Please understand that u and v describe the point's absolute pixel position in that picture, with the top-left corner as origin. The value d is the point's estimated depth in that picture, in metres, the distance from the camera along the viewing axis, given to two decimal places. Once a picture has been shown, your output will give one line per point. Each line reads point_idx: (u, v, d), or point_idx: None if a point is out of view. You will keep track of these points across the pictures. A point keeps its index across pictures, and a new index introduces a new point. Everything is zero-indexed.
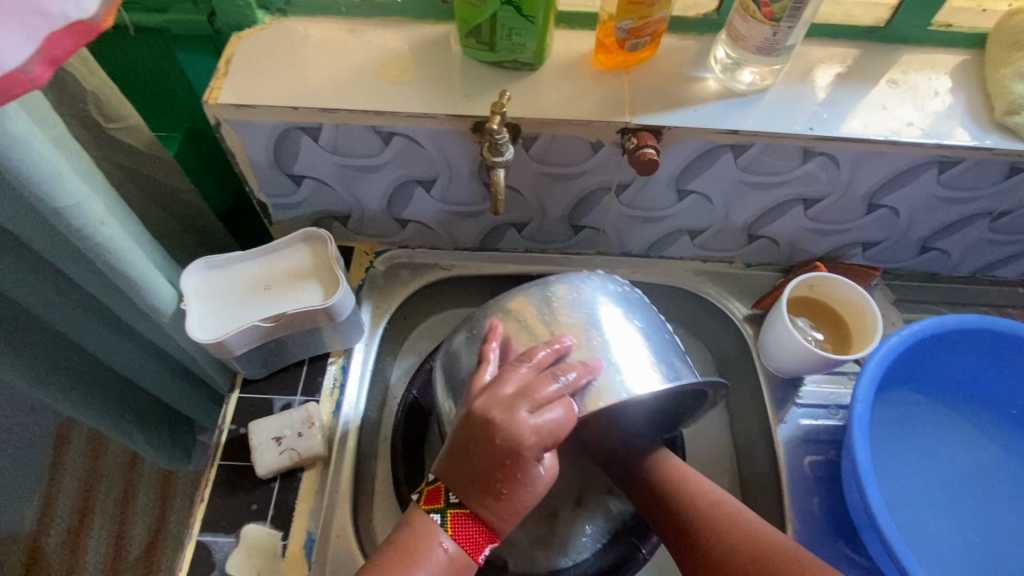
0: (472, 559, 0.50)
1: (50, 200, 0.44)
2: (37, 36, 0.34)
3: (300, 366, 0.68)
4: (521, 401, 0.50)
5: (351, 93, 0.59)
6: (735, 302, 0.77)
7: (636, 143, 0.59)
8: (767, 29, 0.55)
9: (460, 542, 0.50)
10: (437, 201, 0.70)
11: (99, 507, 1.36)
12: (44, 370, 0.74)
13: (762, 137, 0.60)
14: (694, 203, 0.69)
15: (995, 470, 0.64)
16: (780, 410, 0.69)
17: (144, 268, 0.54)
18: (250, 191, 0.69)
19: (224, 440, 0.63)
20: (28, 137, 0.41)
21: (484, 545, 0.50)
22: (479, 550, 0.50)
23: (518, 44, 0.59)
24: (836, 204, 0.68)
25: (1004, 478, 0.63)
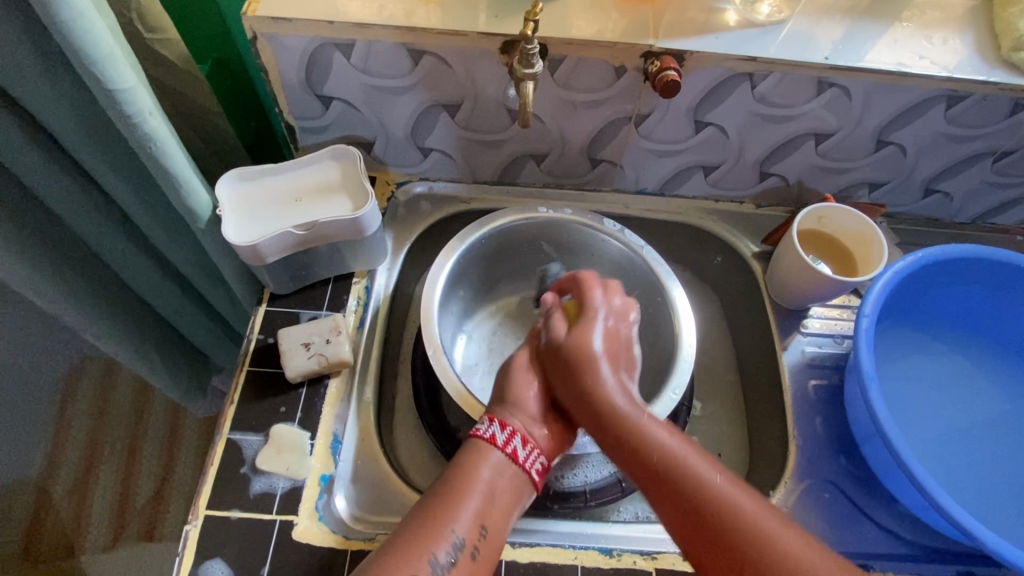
0: (520, 470, 0.54)
1: (105, 82, 0.46)
2: None
3: (326, 285, 0.70)
4: (521, 349, 0.63)
5: (384, 11, 0.61)
6: (745, 239, 0.79)
7: (659, 66, 0.61)
8: None
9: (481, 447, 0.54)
10: (461, 129, 0.72)
11: (105, 456, 1.39)
12: (76, 289, 0.76)
13: (778, 66, 0.62)
14: (709, 136, 0.71)
15: (986, 398, 0.67)
16: (786, 338, 0.72)
17: (186, 168, 0.55)
18: (279, 112, 0.71)
19: (253, 348, 0.65)
20: (88, 13, 0.43)
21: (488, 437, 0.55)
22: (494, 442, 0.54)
23: None
24: (845, 141, 0.71)
25: (1007, 414, 0.67)
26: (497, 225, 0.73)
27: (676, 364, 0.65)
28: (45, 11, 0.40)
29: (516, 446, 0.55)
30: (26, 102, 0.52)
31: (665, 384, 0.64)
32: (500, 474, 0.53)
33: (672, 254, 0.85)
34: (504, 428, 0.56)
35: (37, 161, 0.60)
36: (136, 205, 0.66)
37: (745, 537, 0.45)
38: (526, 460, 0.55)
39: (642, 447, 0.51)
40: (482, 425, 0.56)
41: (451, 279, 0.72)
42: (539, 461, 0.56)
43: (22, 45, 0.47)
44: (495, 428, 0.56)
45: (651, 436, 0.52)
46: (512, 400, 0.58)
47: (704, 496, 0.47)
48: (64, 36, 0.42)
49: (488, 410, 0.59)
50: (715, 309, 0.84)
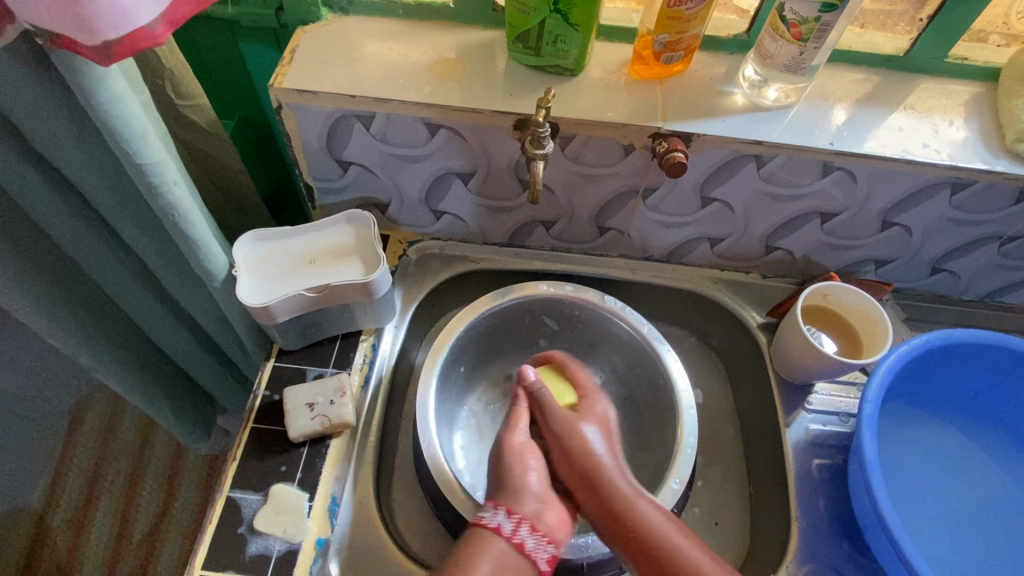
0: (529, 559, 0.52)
1: (135, 157, 0.48)
2: None
3: (333, 342, 0.71)
4: (510, 427, 0.62)
5: (406, 87, 0.64)
6: (751, 310, 0.79)
7: (666, 146, 0.63)
8: (794, 49, 0.60)
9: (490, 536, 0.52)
10: (474, 195, 0.74)
11: (106, 489, 1.39)
12: (93, 337, 0.78)
13: (784, 149, 0.64)
14: (716, 211, 0.73)
15: (994, 484, 0.66)
16: (790, 415, 0.72)
17: (205, 232, 0.58)
18: (299, 174, 0.73)
19: (258, 405, 0.66)
20: (125, 96, 0.45)
21: (495, 523, 0.53)
22: (498, 525, 0.53)
23: (562, 50, 0.63)
24: (851, 220, 0.72)
25: (1019, 501, 0.65)
26: (500, 301, 0.75)
27: (678, 456, 0.65)
28: (86, 96, 0.43)
29: (523, 537, 0.53)
30: (59, 163, 0.55)
31: (669, 473, 0.65)
32: (509, 554, 0.51)
33: (677, 319, 0.86)
34: (511, 516, 0.54)
35: (66, 217, 0.63)
36: (155, 257, 0.68)
37: (623, 512, 0.55)
38: (533, 548, 0.53)
39: (589, 470, 0.58)
40: (486, 514, 0.54)
41: (450, 355, 0.73)
42: (546, 548, 0.54)
43: (60, 117, 0.49)
44: (501, 517, 0.54)
45: (603, 472, 0.58)
46: (515, 487, 0.56)
47: (606, 488, 0.56)
48: (102, 118, 0.45)
49: (492, 495, 0.57)
50: (720, 376, 0.84)
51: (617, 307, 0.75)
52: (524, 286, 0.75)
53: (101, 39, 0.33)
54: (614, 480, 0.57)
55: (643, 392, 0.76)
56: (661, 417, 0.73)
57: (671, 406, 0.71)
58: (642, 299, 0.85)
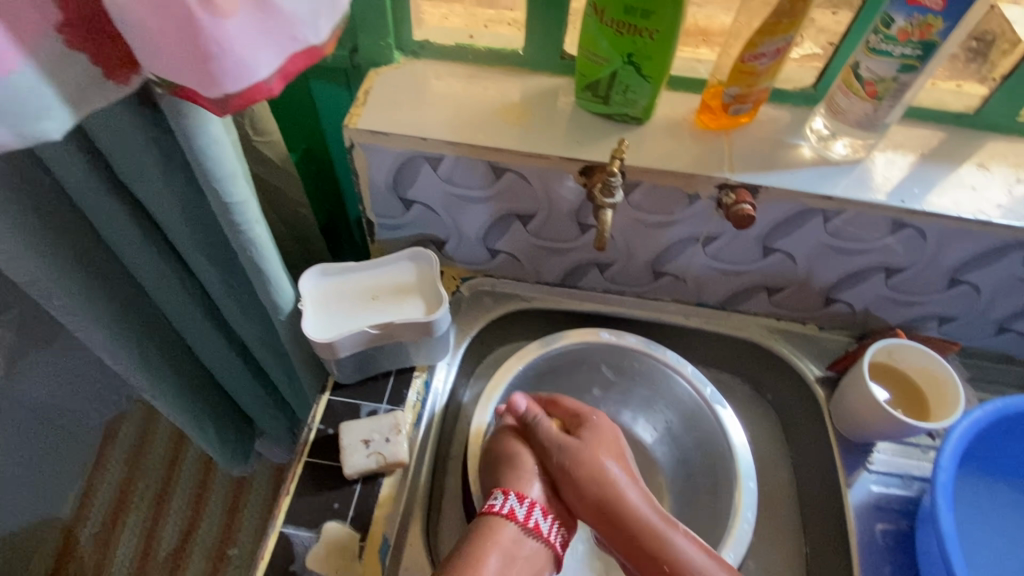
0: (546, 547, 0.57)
1: (224, 196, 0.49)
2: (283, 52, 0.35)
3: (387, 377, 0.71)
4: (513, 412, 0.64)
5: (476, 131, 0.65)
6: (810, 363, 0.77)
7: (734, 198, 0.63)
8: (868, 106, 0.59)
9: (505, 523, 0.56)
10: (532, 236, 0.75)
11: (134, 504, 1.42)
12: (153, 361, 0.80)
13: (852, 205, 0.63)
14: (777, 261, 0.72)
15: None
16: (851, 474, 0.70)
17: (277, 267, 0.59)
18: (362, 209, 0.75)
19: (313, 439, 0.66)
20: (221, 138, 0.46)
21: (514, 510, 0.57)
22: (513, 513, 0.56)
23: (631, 100, 0.64)
24: (917, 276, 0.70)
25: None
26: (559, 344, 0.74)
27: (733, 531, 0.63)
28: (187, 138, 0.44)
29: (537, 519, 0.57)
30: (145, 196, 0.57)
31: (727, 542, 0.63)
32: (523, 542, 0.56)
33: (728, 367, 0.84)
34: (522, 501, 0.58)
35: (142, 247, 0.65)
36: (219, 286, 0.70)
37: (643, 531, 0.55)
38: (549, 531, 0.58)
39: (603, 496, 0.57)
40: (496, 499, 0.57)
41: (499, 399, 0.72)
42: (549, 525, 0.58)
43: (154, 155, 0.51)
44: (512, 502, 0.57)
45: (614, 488, 0.57)
46: (523, 471, 0.60)
47: (615, 501, 0.57)
48: (198, 158, 0.46)
49: (501, 478, 0.60)
50: (772, 428, 0.82)
51: (688, 371, 0.73)
52: (585, 331, 0.75)
53: (222, 91, 0.34)
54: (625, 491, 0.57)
55: (696, 443, 0.75)
56: (714, 471, 0.71)
57: (726, 462, 0.69)
58: (693, 345, 0.84)
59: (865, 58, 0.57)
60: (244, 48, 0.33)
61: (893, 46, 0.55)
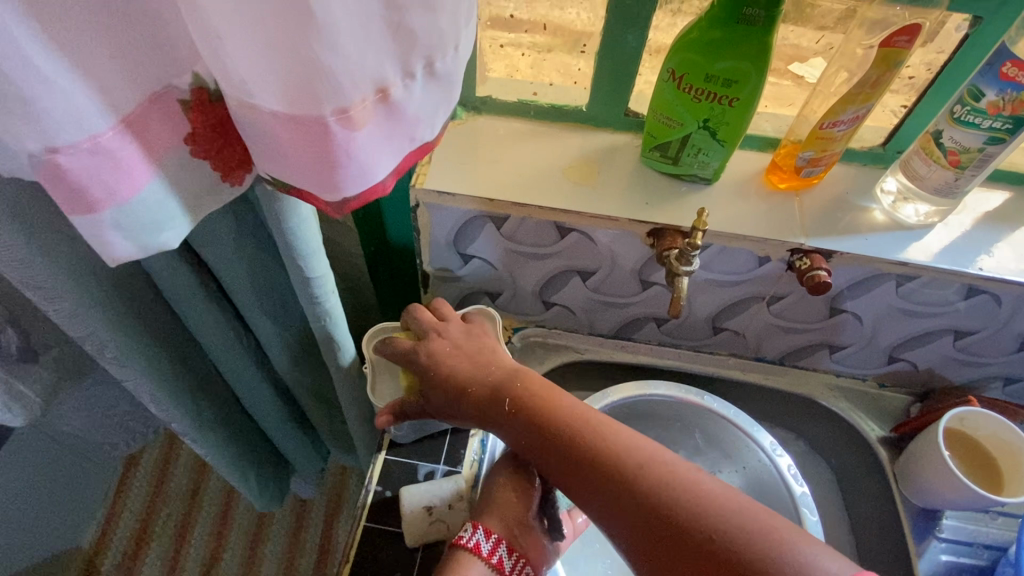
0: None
1: (307, 272, 0.48)
2: (402, 151, 0.34)
3: (444, 435, 0.70)
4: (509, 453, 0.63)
5: (543, 192, 0.64)
6: (871, 422, 0.76)
7: (808, 264, 0.61)
8: (949, 174, 0.58)
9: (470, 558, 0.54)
10: (590, 291, 0.73)
11: (155, 535, 1.40)
12: (199, 411, 0.79)
13: (928, 271, 0.62)
14: (842, 321, 0.70)
15: None
16: (921, 543, 0.68)
17: (346, 334, 0.58)
18: (418, 262, 0.74)
19: (370, 502, 0.65)
20: (310, 219, 0.45)
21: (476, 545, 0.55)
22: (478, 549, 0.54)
23: (702, 162, 0.63)
24: (987, 340, 0.69)
25: None
26: (635, 394, 0.72)
27: None
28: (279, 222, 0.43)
29: (502, 555, 0.55)
30: (215, 261, 0.56)
31: None
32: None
33: (782, 421, 0.83)
34: (489, 536, 0.56)
35: (203, 305, 0.64)
36: (276, 341, 0.69)
37: (600, 447, 0.49)
38: (511, 570, 0.55)
39: (563, 430, 0.51)
40: (465, 531, 0.56)
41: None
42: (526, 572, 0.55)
43: None
44: (480, 535, 0.55)
45: (558, 407, 0.53)
46: (496, 504, 0.58)
47: (561, 420, 0.52)
48: (286, 238, 0.45)
49: (474, 513, 0.59)
50: (828, 486, 0.80)
51: (786, 465, 0.69)
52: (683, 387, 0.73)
53: (341, 196, 0.33)
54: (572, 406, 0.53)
55: None
56: None
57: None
58: (747, 399, 0.82)
59: (949, 127, 0.56)
60: (371, 154, 0.32)
61: (980, 118, 0.54)
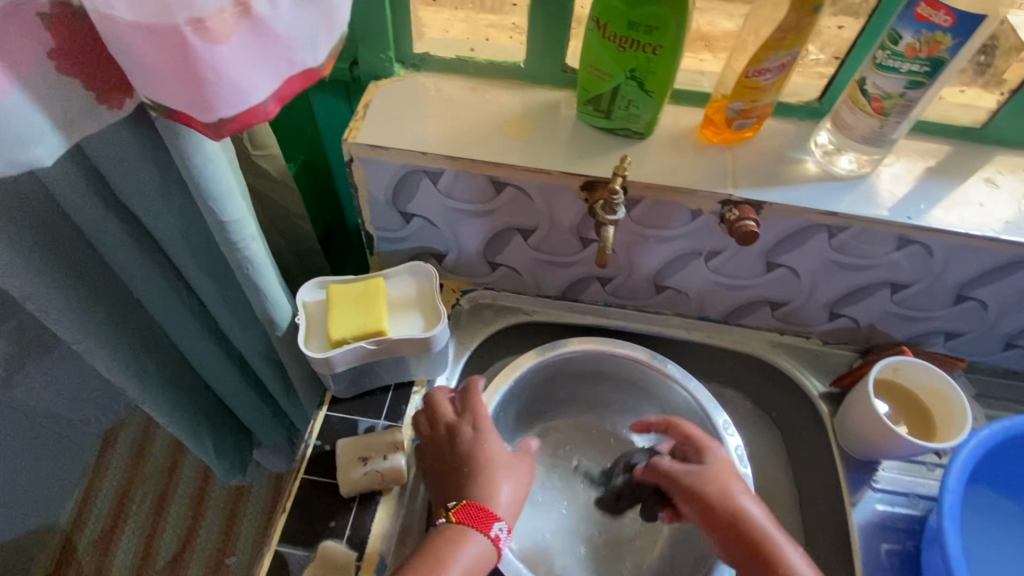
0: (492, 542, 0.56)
1: (220, 215, 0.49)
2: (280, 75, 0.34)
3: (386, 392, 0.70)
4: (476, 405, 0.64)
5: (477, 146, 0.64)
6: (813, 378, 0.76)
7: (737, 214, 0.62)
8: (874, 122, 0.59)
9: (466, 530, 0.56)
10: (533, 249, 0.74)
11: (133, 512, 1.42)
12: (148, 374, 0.79)
13: (858, 221, 0.62)
14: (780, 276, 0.71)
15: None
16: (856, 494, 0.69)
17: (274, 284, 0.58)
18: (361, 222, 0.74)
19: (309, 455, 0.66)
20: (218, 158, 0.45)
21: (490, 520, 0.57)
22: (488, 524, 0.56)
23: (634, 114, 0.63)
24: (923, 292, 0.69)
25: None
26: (591, 347, 0.75)
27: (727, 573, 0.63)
28: (183, 159, 0.44)
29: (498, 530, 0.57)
30: (137, 211, 0.55)
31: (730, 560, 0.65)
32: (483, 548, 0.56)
33: (731, 380, 0.83)
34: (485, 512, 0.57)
35: (139, 262, 0.64)
36: (216, 299, 0.69)
37: (766, 554, 0.57)
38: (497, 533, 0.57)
39: (746, 528, 0.58)
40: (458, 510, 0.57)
41: (504, 398, 0.73)
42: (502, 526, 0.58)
43: (150, 174, 0.50)
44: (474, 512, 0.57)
45: (751, 516, 0.59)
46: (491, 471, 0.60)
47: (748, 527, 0.58)
48: (194, 176, 0.45)
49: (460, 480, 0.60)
50: (774, 443, 0.81)
51: (735, 446, 0.69)
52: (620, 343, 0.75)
53: (217, 117, 0.34)
54: (752, 512, 0.59)
55: None
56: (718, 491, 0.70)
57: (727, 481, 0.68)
58: (696, 359, 0.83)
59: (872, 73, 0.56)
60: (240, 72, 0.32)
61: (900, 62, 0.54)
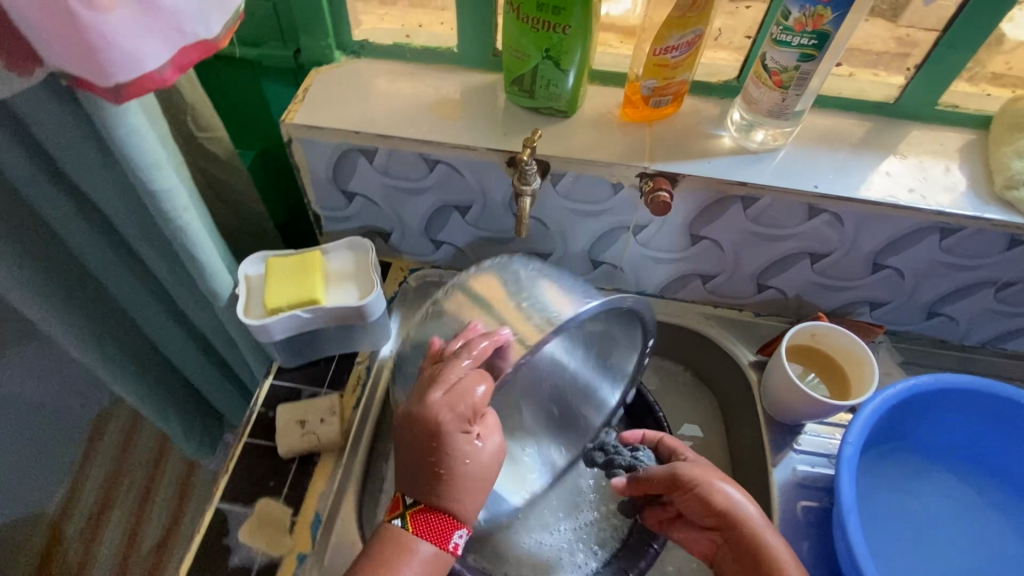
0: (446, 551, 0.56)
1: (149, 185, 0.52)
2: (173, 45, 0.39)
3: (330, 362, 0.74)
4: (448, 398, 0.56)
5: (407, 125, 0.68)
6: (742, 347, 0.80)
7: (651, 186, 0.65)
8: (776, 95, 0.62)
9: (422, 536, 0.56)
10: (471, 226, 0.77)
11: (119, 499, 1.42)
12: (109, 351, 0.83)
13: (769, 191, 0.66)
14: (706, 248, 0.74)
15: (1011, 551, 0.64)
16: (777, 454, 0.72)
17: (211, 254, 0.62)
18: (308, 202, 0.78)
19: (254, 420, 0.69)
20: (142, 131, 0.49)
21: (449, 532, 0.56)
22: (445, 537, 0.56)
23: (555, 93, 0.67)
24: (841, 262, 0.72)
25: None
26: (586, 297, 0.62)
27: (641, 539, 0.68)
28: (107, 131, 0.48)
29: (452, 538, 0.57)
30: (81, 186, 0.59)
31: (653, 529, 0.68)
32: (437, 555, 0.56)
33: (671, 353, 0.86)
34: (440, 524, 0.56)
35: (91, 238, 0.68)
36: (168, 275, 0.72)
37: (759, 553, 0.60)
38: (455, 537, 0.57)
39: (740, 530, 0.61)
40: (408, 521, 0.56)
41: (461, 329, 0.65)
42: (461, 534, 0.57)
43: (88, 150, 0.54)
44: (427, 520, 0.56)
45: (745, 518, 0.61)
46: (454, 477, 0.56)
47: (742, 528, 0.61)
48: (120, 148, 0.49)
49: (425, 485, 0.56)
50: (712, 412, 0.84)
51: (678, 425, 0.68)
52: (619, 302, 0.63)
53: (113, 81, 0.38)
54: (744, 515, 0.61)
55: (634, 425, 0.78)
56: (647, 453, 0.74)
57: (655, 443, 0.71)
58: None
59: (770, 49, 0.60)
60: (132, 41, 0.37)
61: (791, 37, 0.57)
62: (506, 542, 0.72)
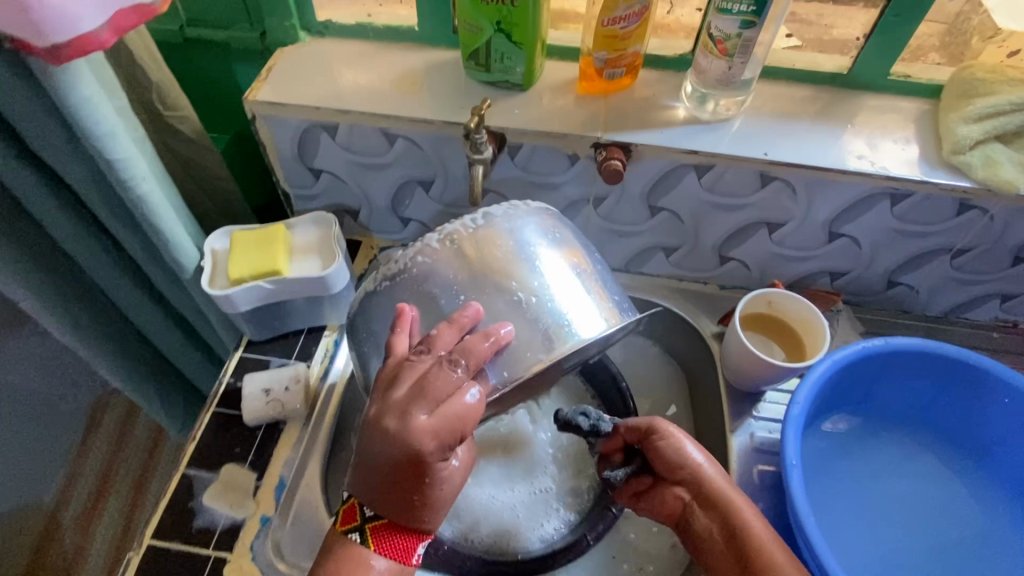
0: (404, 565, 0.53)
1: (106, 153, 0.54)
2: (108, 8, 0.43)
3: (299, 335, 0.76)
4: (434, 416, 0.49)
5: (367, 100, 0.70)
6: (705, 319, 0.81)
7: (605, 155, 0.67)
8: (723, 63, 0.63)
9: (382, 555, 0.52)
10: (436, 202, 0.79)
11: (115, 489, 1.42)
12: (87, 330, 0.85)
13: (721, 160, 0.67)
14: (665, 220, 0.76)
15: (960, 509, 0.66)
16: (736, 421, 0.73)
17: (173, 223, 0.64)
18: (277, 180, 0.80)
19: (222, 390, 0.71)
20: (97, 100, 0.51)
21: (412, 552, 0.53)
22: (408, 557, 0.53)
23: (509, 67, 0.69)
24: (798, 231, 0.73)
25: (972, 517, 0.66)
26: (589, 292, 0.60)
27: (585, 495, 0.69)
28: (61, 98, 0.49)
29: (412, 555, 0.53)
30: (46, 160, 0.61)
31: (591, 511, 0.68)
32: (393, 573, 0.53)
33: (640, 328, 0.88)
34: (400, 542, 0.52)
35: (63, 214, 0.70)
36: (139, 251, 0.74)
37: (727, 511, 0.59)
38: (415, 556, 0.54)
39: (709, 490, 0.61)
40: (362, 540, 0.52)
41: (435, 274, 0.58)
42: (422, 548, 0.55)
43: (50, 122, 0.56)
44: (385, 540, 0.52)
45: (714, 479, 0.61)
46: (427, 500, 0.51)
47: (712, 487, 0.61)
48: (75, 116, 0.51)
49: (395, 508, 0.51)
50: (679, 385, 0.85)
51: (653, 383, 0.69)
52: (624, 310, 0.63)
53: (51, 42, 0.41)
54: (713, 477, 0.62)
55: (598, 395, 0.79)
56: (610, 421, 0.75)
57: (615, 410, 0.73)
58: None
59: (714, 18, 0.61)
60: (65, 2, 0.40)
61: (732, 4, 0.59)
62: (472, 511, 0.73)
